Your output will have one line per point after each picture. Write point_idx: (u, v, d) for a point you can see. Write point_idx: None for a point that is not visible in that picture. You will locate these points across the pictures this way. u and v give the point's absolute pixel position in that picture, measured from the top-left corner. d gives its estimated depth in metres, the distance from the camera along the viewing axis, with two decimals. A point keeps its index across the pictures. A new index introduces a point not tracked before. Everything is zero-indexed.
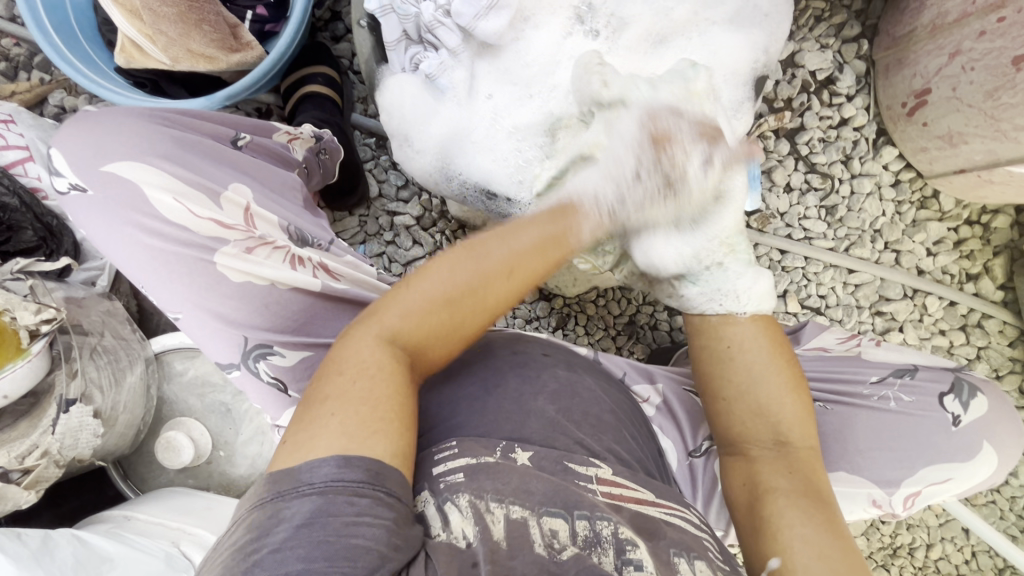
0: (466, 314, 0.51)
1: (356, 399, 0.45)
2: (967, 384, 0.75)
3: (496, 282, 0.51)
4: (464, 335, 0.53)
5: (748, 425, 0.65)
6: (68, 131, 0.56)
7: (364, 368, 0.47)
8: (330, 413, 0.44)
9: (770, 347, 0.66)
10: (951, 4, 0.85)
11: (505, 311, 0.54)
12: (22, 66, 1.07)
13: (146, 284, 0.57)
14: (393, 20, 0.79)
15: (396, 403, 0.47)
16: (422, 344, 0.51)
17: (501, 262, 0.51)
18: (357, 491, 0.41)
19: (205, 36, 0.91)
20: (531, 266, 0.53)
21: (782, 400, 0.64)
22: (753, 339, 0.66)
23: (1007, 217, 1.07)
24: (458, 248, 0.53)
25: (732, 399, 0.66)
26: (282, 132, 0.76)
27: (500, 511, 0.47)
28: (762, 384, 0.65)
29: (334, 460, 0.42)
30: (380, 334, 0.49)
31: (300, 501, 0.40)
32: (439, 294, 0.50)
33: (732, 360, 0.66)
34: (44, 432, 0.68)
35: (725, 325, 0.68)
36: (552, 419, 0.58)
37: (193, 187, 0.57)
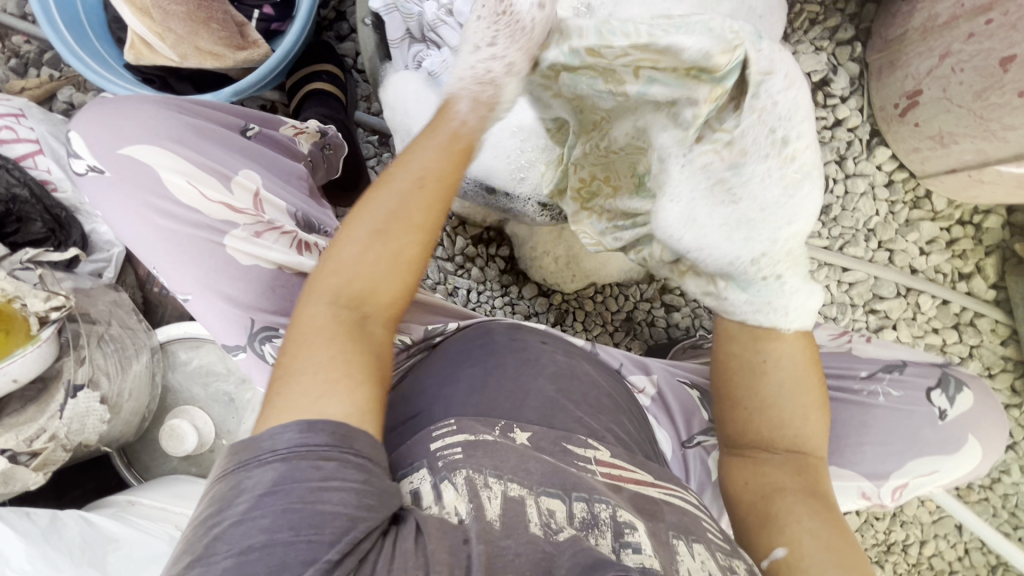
0: (399, 242, 0.52)
1: (309, 365, 0.46)
2: (954, 379, 0.77)
3: (412, 197, 0.53)
4: (409, 262, 0.53)
5: (765, 434, 0.66)
6: (87, 115, 0.58)
7: (313, 331, 0.49)
8: (287, 384, 0.46)
9: (802, 363, 0.65)
10: (941, 7, 0.87)
11: (437, 224, 0.55)
12: (33, 63, 1.09)
13: (157, 265, 0.58)
14: (398, 18, 0.83)
15: (346, 357, 0.48)
16: (368, 290, 0.51)
17: (410, 178, 0.54)
18: (323, 455, 0.42)
19: (213, 34, 0.94)
20: (439, 168, 0.55)
21: (805, 416, 0.65)
22: (788, 356, 0.65)
23: (999, 217, 1.09)
24: (373, 189, 0.54)
25: (754, 412, 0.66)
26: (289, 126, 0.78)
27: (498, 487, 0.48)
28: (786, 400, 0.64)
29: (297, 426, 0.42)
30: (321, 295, 0.51)
31: (264, 469, 0.41)
32: (370, 231, 0.52)
33: (766, 373, 0.65)
34: (52, 416, 0.69)
35: (766, 338, 0.66)
36: (552, 398, 0.60)
37: (207, 171, 0.59)
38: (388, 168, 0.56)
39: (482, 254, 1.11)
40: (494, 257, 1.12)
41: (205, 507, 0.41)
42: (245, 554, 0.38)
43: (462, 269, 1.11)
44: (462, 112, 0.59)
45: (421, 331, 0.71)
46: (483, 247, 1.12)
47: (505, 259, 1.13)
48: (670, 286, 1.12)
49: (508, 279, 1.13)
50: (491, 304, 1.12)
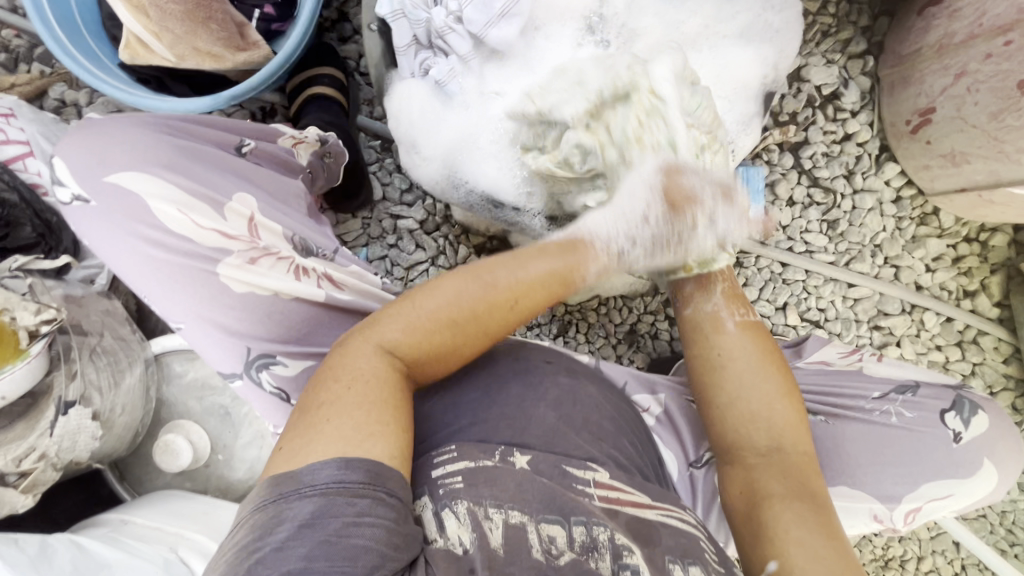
0: (464, 337, 0.54)
1: (358, 404, 0.46)
2: (968, 402, 0.76)
3: (498, 311, 0.55)
4: (465, 347, 0.55)
5: (743, 435, 0.64)
6: (69, 140, 0.54)
7: (361, 376, 0.48)
8: (337, 417, 0.45)
9: (760, 354, 0.66)
10: (958, 26, 0.86)
11: (501, 333, 0.56)
12: (23, 58, 1.06)
13: (148, 294, 0.55)
14: (404, 25, 0.79)
15: (397, 406, 0.48)
16: (422, 354, 0.52)
17: (506, 293, 0.54)
18: (356, 492, 0.41)
19: (212, 35, 0.89)
20: (533, 294, 0.56)
21: (773, 406, 0.64)
22: (742, 347, 0.66)
23: (1006, 235, 1.08)
24: (461, 271, 0.56)
25: (723, 408, 0.66)
26: (288, 137, 0.75)
27: (499, 517, 0.47)
28: (758, 390, 0.65)
29: (335, 461, 0.42)
30: (380, 344, 0.50)
31: (303, 501, 0.40)
32: (444, 312, 0.52)
33: (725, 369, 0.66)
34: (42, 434, 0.67)
35: (715, 332, 0.68)
36: (553, 426, 0.58)
37: (200, 198, 0.56)
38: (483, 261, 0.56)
39: None
40: None
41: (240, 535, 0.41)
42: None
43: None
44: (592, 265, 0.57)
45: None
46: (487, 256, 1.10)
47: None
48: (674, 298, 1.12)
49: None
50: None
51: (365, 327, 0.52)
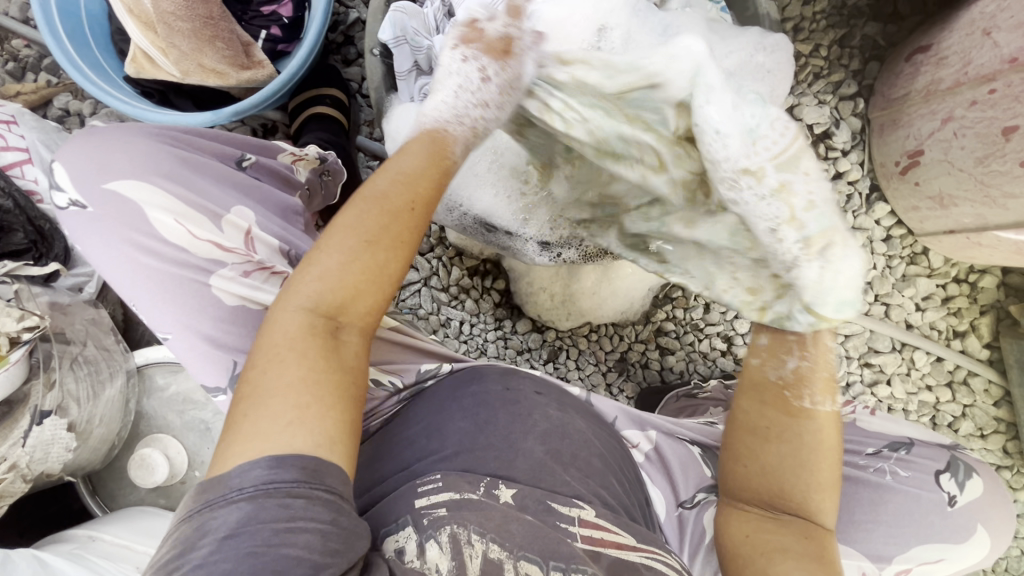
0: (378, 258, 0.49)
1: (282, 385, 0.44)
2: (963, 464, 0.75)
3: (400, 217, 0.51)
4: (388, 280, 0.50)
5: (772, 496, 0.61)
6: (72, 146, 0.54)
7: (289, 342, 0.46)
8: (260, 407, 0.43)
9: (830, 439, 0.58)
10: (945, 73, 0.88)
11: (415, 243, 0.52)
12: (31, 68, 1.07)
13: (137, 303, 0.54)
14: (406, 50, 0.83)
15: (321, 375, 0.45)
16: (344, 303, 0.48)
17: (399, 198, 0.51)
18: (292, 492, 0.40)
19: (218, 53, 0.91)
20: (424, 188, 0.53)
21: (822, 488, 0.59)
22: (818, 433, 0.57)
23: (994, 277, 1.09)
24: (354, 198, 0.51)
25: (763, 471, 0.61)
26: (288, 154, 0.74)
27: (479, 547, 0.48)
28: (799, 476, 0.59)
29: (265, 461, 0.41)
30: (297, 304, 0.47)
31: (229, 508, 0.40)
32: (352, 241, 0.49)
33: (784, 441, 0.58)
34: (14, 445, 0.65)
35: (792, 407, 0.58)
36: (540, 461, 0.56)
37: (198, 209, 0.55)
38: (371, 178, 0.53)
39: (478, 286, 1.10)
40: (490, 290, 1.10)
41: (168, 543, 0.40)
42: None
43: (457, 300, 1.09)
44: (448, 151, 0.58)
45: (413, 373, 0.67)
46: (479, 279, 1.10)
47: (500, 292, 1.11)
48: (665, 328, 1.11)
49: (502, 313, 1.11)
50: (483, 338, 1.10)
51: (286, 294, 0.49)
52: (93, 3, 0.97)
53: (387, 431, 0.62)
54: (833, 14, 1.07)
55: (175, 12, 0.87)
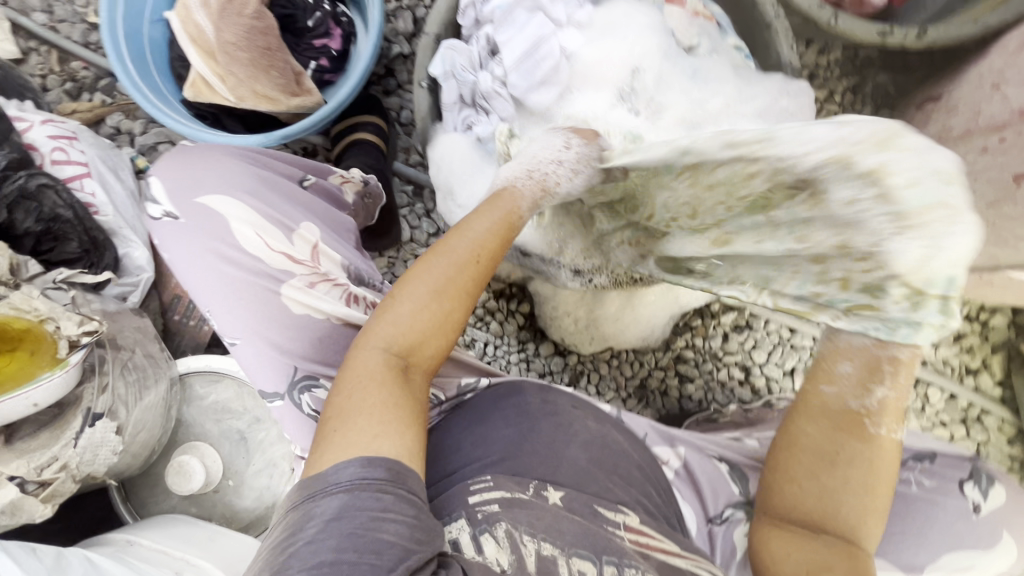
0: (450, 306, 0.54)
1: (367, 407, 0.48)
2: (986, 473, 0.75)
3: (467, 270, 0.56)
4: (454, 326, 0.55)
5: (817, 517, 0.59)
6: (168, 166, 0.61)
7: (369, 380, 0.50)
8: (349, 424, 0.48)
9: (890, 465, 0.56)
10: (956, 121, 0.93)
11: (481, 296, 0.57)
12: (87, 88, 1.13)
13: (211, 309, 0.58)
14: (452, 85, 0.89)
15: (400, 403, 0.50)
16: (417, 345, 0.53)
17: (469, 252, 0.56)
18: (382, 487, 0.44)
19: (272, 80, 0.97)
20: (492, 248, 0.58)
21: (864, 515, 0.58)
22: (878, 455, 0.55)
23: (1005, 316, 1.13)
24: (430, 251, 0.57)
25: (809, 491, 0.59)
26: (336, 176, 0.79)
27: (533, 545, 0.49)
28: (848, 498, 0.57)
29: (357, 460, 0.45)
30: (377, 343, 0.52)
31: (330, 498, 0.43)
32: (425, 290, 0.54)
33: (836, 462, 0.57)
34: (65, 446, 0.68)
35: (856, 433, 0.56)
36: (584, 469, 0.59)
37: (272, 222, 0.60)
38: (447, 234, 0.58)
39: (504, 308, 1.13)
40: (515, 312, 1.14)
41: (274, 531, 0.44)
42: (319, 568, 0.40)
43: (482, 321, 1.13)
44: (517, 201, 0.62)
45: (453, 387, 0.69)
46: (505, 302, 1.13)
47: (525, 315, 1.14)
48: (685, 356, 1.14)
49: (526, 336, 1.14)
50: (507, 359, 1.13)
51: (365, 332, 0.54)
52: (156, 31, 1.03)
53: (432, 440, 0.64)
54: (846, 64, 1.13)
55: (237, 43, 0.94)
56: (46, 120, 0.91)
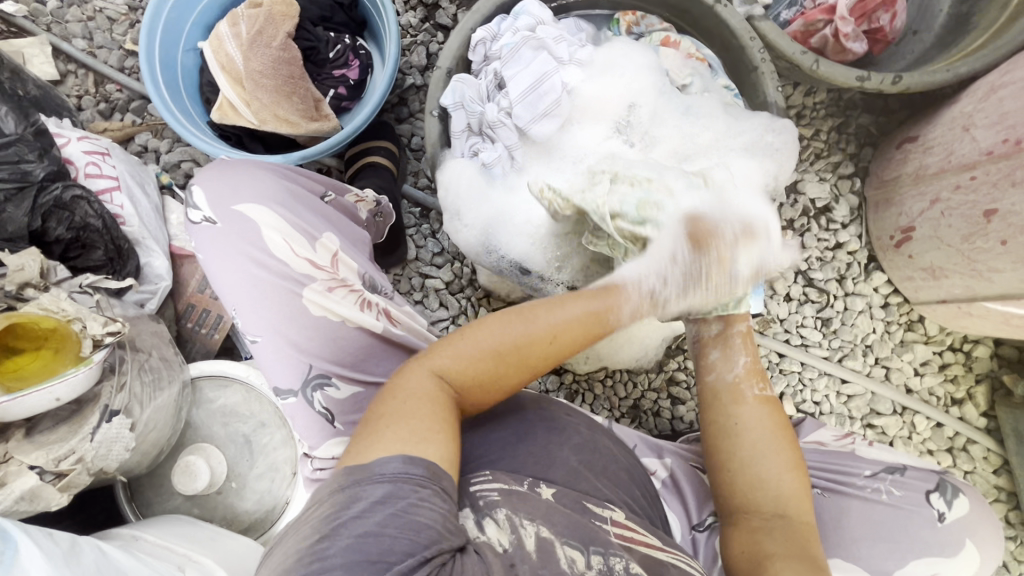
0: (507, 367, 0.62)
1: (417, 415, 0.54)
2: (951, 486, 0.80)
3: (537, 346, 0.63)
4: (506, 387, 0.63)
5: (749, 497, 0.68)
6: (209, 175, 0.66)
7: (418, 394, 0.56)
8: (396, 424, 0.53)
9: (775, 424, 0.71)
10: (931, 160, 1.00)
11: (538, 370, 0.65)
12: (119, 109, 1.21)
13: (236, 307, 0.64)
14: (461, 115, 0.95)
15: (445, 417, 0.55)
16: (470, 385, 0.60)
17: (547, 330, 0.63)
18: (419, 484, 0.48)
19: (293, 106, 1.04)
20: (571, 336, 0.65)
21: (782, 475, 0.68)
22: (758, 416, 0.71)
23: (987, 347, 1.16)
24: (505, 312, 0.64)
25: (733, 470, 0.70)
26: (352, 195, 0.85)
27: (532, 528, 0.51)
28: (762, 460, 0.69)
29: (400, 457, 0.49)
30: (434, 369, 0.59)
31: (374, 487, 0.47)
32: (490, 346, 0.61)
33: (735, 433, 0.71)
34: (83, 439, 0.71)
35: (733, 402, 0.73)
36: (575, 469, 0.62)
37: (299, 231, 0.65)
38: (534, 304, 0.65)
39: None
40: None
41: (313, 509, 0.48)
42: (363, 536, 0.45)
43: None
44: (623, 305, 0.69)
45: None
46: None
47: None
48: (677, 378, 1.18)
49: None
50: None
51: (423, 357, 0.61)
52: (188, 59, 1.11)
53: None
54: (831, 105, 1.20)
55: (264, 71, 1.01)
56: (81, 136, 0.97)
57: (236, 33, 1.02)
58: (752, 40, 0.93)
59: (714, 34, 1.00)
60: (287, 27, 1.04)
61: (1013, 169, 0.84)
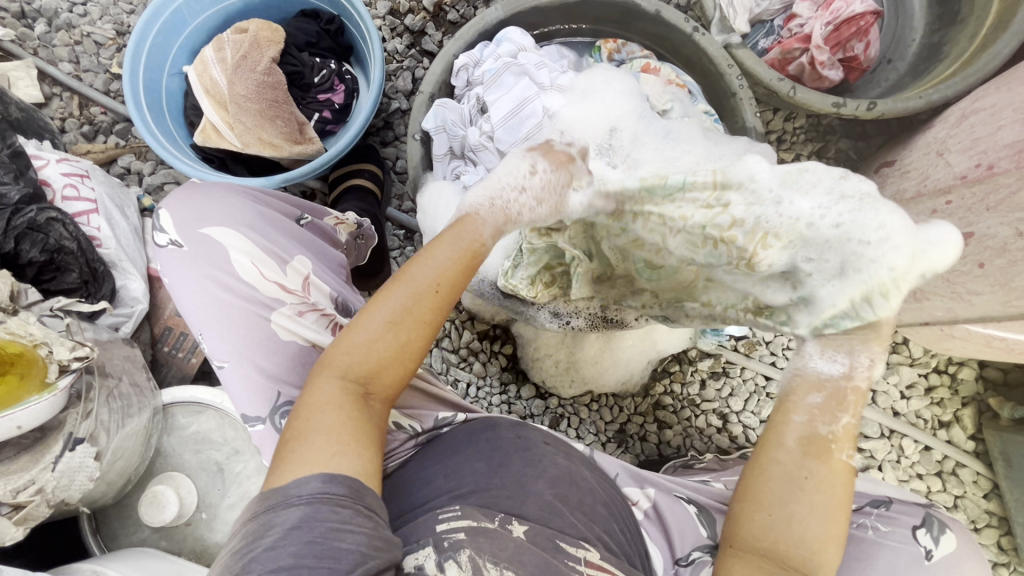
0: (407, 333, 0.55)
1: (323, 429, 0.51)
2: (937, 521, 0.78)
3: (425, 300, 0.56)
4: (413, 355, 0.56)
5: (778, 550, 0.55)
6: (178, 198, 0.66)
7: (323, 403, 0.52)
8: (302, 443, 0.50)
9: (849, 494, 0.56)
10: (909, 185, 1.01)
11: (440, 324, 0.58)
12: (103, 131, 1.21)
13: (203, 332, 0.63)
14: (443, 138, 0.96)
15: (357, 422, 0.53)
16: (374, 372, 0.55)
17: (428, 280, 0.57)
18: (339, 502, 0.47)
19: (277, 129, 1.04)
20: (456, 275, 0.59)
21: (825, 546, 0.55)
22: (839, 481, 0.56)
23: (972, 369, 1.16)
24: (394, 277, 0.58)
25: (782, 521, 0.55)
26: (332, 217, 0.85)
27: (495, 572, 0.51)
28: (815, 521, 0.55)
29: (318, 476, 0.48)
30: (333, 372, 0.54)
31: (289, 510, 0.47)
32: (381, 321, 0.55)
33: (803, 488, 0.56)
34: (44, 468, 0.69)
35: (819, 456, 0.56)
36: (549, 503, 0.60)
37: (269, 254, 0.65)
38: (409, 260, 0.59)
39: (487, 350, 1.16)
40: (498, 354, 1.16)
41: (239, 534, 0.47)
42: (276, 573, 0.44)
43: (465, 362, 1.15)
44: (478, 228, 0.64)
45: (431, 420, 0.71)
46: (488, 343, 1.16)
47: (508, 356, 1.16)
48: (664, 402, 1.16)
49: (508, 377, 1.16)
50: (489, 400, 1.15)
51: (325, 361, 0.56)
52: (174, 82, 1.11)
53: (404, 474, 0.67)
54: (810, 130, 1.22)
55: (248, 95, 1.02)
56: (61, 158, 0.96)
57: (222, 58, 1.03)
58: (730, 68, 0.94)
59: (694, 61, 1.01)
60: (272, 52, 1.06)
61: (986, 193, 0.85)
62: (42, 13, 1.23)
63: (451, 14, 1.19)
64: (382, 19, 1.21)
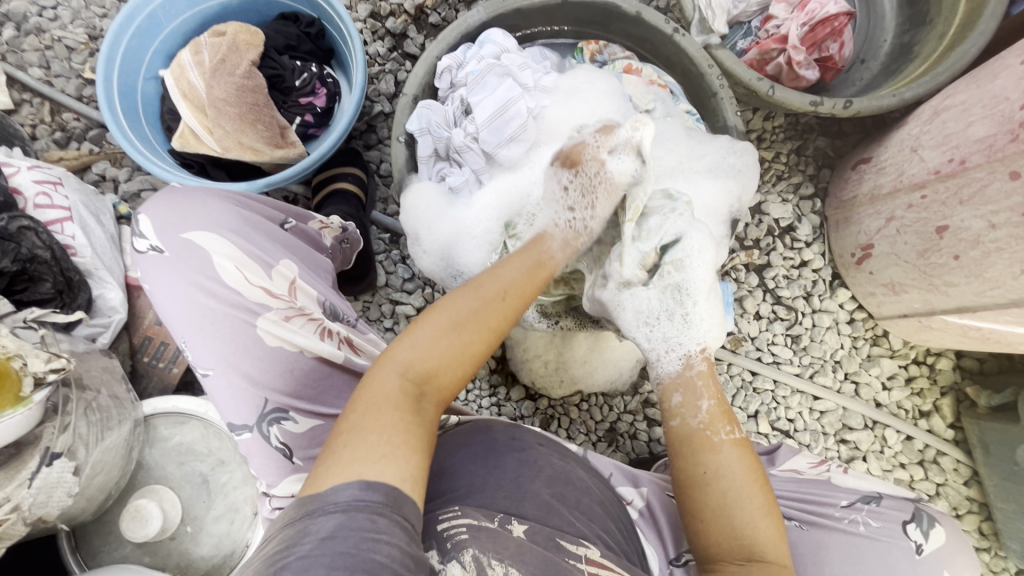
0: (468, 336, 0.62)
1: (378, 428, 0.52)
2: (927, 515, 0.80)
3: (494, 306, 0.65)
4: (469, 358, 0.62)
5: (725, 548, 0.66)
6: (157, 203, 0.64)
7: (382, 398, 0.54)
8: (354, 440, 0.51)
9: (748, 470, 0.68)
10: (885, 180, 1.03)
11: (499, 333, 0.65)
12: (76, 137, 1.18)
13: (187, 340, 0.61)
14: (428, 140, 0.94)
15: (409, 427, 0.53)
16: (432, 374, 0.59)
17: (497, 288, 0.67)
18: (377, 510, 0.46)
19: (258, 133, 1.02)
20: (522, 285, 0.69)
21: (756, 522, 0.66)
22: (731, 462, 0.69)
23: (950, 360, 1.19)
24: (463, 288, 0.66)
25: (709, 519, 0.67)
26: (317, 221, 0.84)
27: (500, 569, 0.50)
28: (740, 505, 0.67)
29: (358, 483, 0.47)
30: (396, 367, 0.57)
31: (326, 517, 0.45)
32: (447, 321, 0.61)
33: (710, 484, 0.68)
34: (19, 485, 0.66)
35: (704, 449, 0.70)
36: (547, 503, 0.60)
37: (253, 258, 0.63)
38: (481, 276, 0.68)
39: None
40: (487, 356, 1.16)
41: (271, 544, 0.46)
42: None
43: None
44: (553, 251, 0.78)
45: None
46: None
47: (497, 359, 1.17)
48: (653, 400, 1.17)
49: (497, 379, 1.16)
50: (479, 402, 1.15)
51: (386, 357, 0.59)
52: (150, 86, 1.09)
53: None
54: (789, 128, 1.24)
55: (227, 99, 1.00)
56: (32, 165, 0.93)
57: (199, 61, 1.02)
58: (710, 68, 0.95)
59: (674, 62, 1.03)
60: (251, 56, 1.04)
61: (960, 187, 0.87)
62: (10, 17, 1.20)
63: (433, 16, 1.19)
64: (363, 22, 1.20)
